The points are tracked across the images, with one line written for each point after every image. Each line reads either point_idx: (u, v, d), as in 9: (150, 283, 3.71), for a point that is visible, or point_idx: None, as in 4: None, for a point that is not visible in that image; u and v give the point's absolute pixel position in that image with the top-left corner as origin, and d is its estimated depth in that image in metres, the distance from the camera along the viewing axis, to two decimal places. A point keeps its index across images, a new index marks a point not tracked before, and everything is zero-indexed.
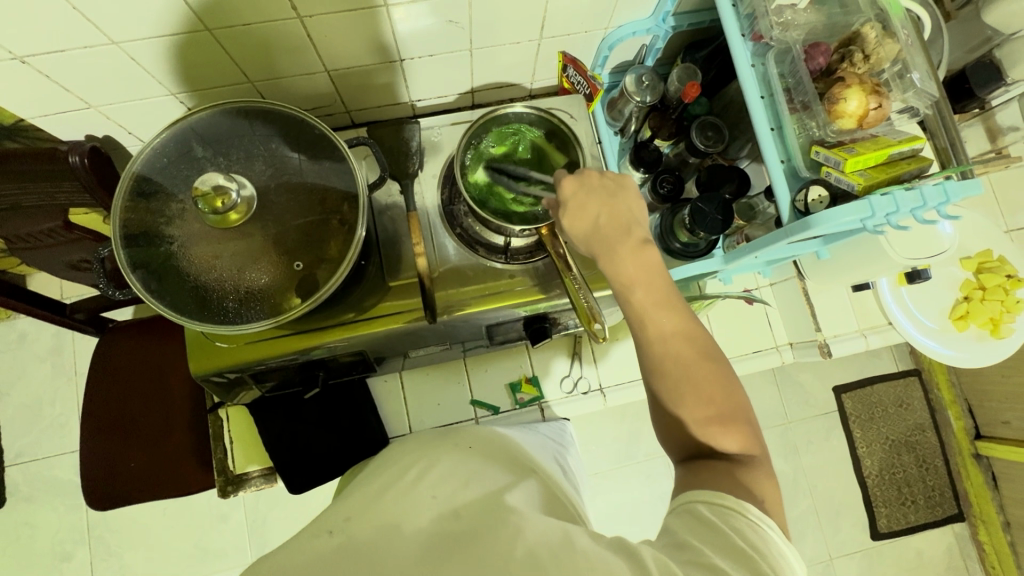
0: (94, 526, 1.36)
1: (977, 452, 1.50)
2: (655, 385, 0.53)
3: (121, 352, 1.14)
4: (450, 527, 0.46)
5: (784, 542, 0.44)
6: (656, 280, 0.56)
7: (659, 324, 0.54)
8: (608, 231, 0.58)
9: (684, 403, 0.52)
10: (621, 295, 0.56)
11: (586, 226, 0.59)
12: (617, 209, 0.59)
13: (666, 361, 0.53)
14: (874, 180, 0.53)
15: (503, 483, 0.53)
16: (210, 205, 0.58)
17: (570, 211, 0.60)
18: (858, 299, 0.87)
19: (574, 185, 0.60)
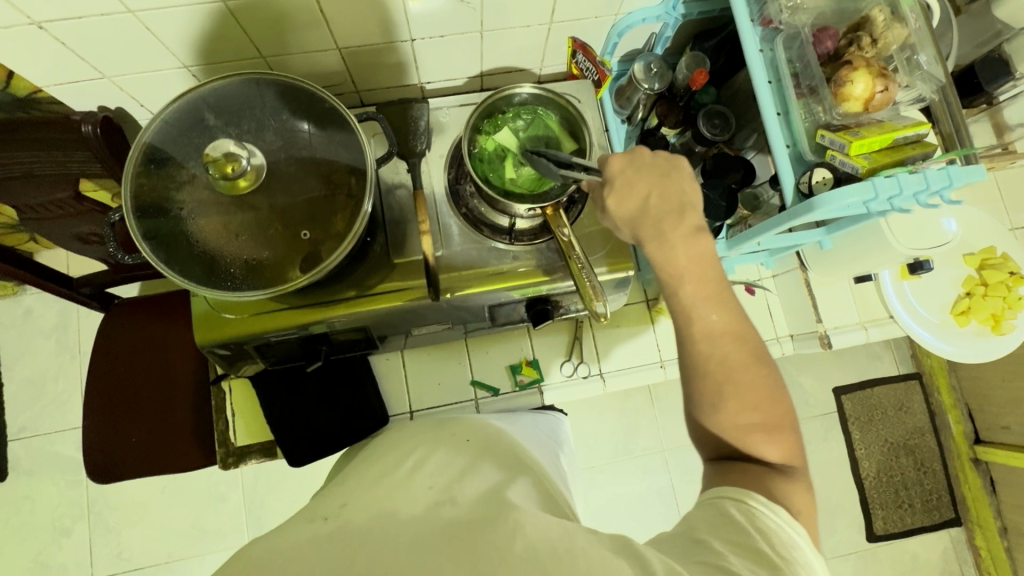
0: (94, 502, 1.37)
1: (976, 457, 1.50)
2: (697, 382, 0.54)
3: (125, 328, 1.15)
4: (447, 520, 0.47)
5: (808, 544, 0.46)
6: (706, 274, 0.56)
7: (707, 319, 0.54)
8: (659, 212, 0.58)
9: (728, 405, 0.53)
10: (667, 284, 0.56)
11: (634, 208, 0.59)
12: (669, 188, 0.58)
13: (711, 360, 0.53)
14: (878, 163, 0.53)
15: (500, 479, 0.54)
16: (221, 170, 0.59)
17: (617, 190, 0.59)
18: (859, 290, 0.87)
19: (623, 163, 0.60)
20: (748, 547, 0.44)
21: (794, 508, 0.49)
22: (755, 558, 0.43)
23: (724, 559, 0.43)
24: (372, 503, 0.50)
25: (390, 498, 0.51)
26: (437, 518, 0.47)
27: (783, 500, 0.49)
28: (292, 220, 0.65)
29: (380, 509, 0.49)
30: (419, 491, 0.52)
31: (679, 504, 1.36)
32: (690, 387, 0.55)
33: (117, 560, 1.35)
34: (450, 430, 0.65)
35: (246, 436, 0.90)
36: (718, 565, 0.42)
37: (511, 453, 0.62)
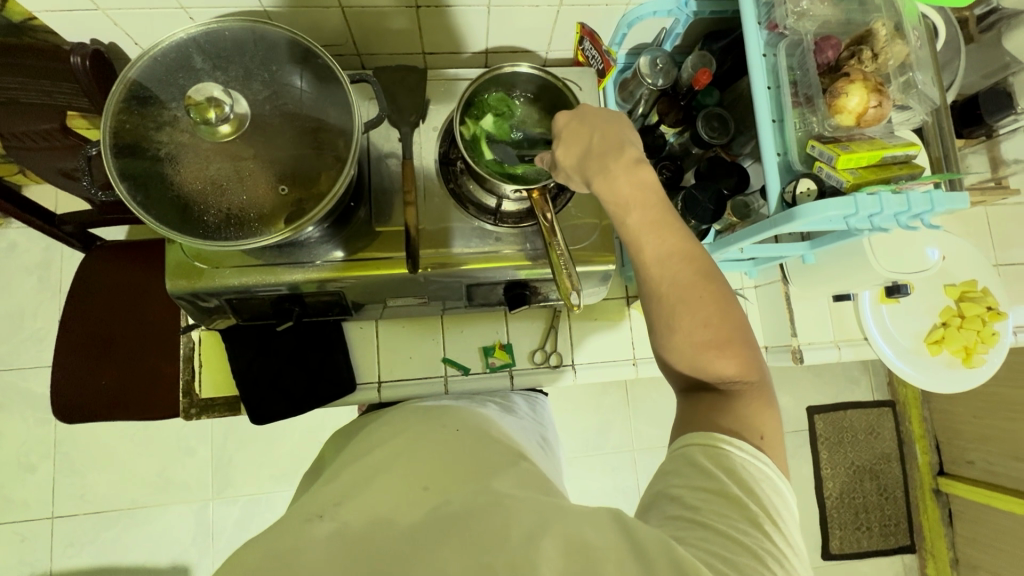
0: (61, 442, 1.37)
1: (938, 488, 1.52)
2: (652, 307, 0.53)
3: (107, 271, 1.14)
4: (440, 512, 0.47)
5: (773, 470, 0.47)
6: (651, 201, 0.54)
7: (655, 244, 0.53)
8: (600, 150, 0.56)
9: (680, 326, 0.52)
10: (615, 216, 0.55)
11: (579, 149, 0.57)
12: (610, 127, 0.57)
13: (662, 283, 0.52)
14: (863, 179, 0.53)
15: (486, 472, 0.54)
16: (201, 114, 0.58)
17: (563, 137, 0.58)
18: (837, 308, 0.88)
19: (569, 117, 0.59)
20: (719, 493, 0.44)
21: (759, 434, 0.50)
22: (728, 504, 0.44)
23: (697, 514, 0.43)
24: (367, 503, 0.50)
25: (384, 497, 0.51)
26: (434, 518, 0.47)
27: (747, 429, 0.50)
28: (271, 171, 0.63)
29: (377, 513, 0.48)
30: (414, 492, 0.51)
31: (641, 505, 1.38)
32: (646, 315, 0.55)
33: (79, 501, 1.35)
34: (442, 421, 0.66)
35: (211, 389, 0.89)
36: (692, 521, 0.43)
37: (490, 443, 0.61)
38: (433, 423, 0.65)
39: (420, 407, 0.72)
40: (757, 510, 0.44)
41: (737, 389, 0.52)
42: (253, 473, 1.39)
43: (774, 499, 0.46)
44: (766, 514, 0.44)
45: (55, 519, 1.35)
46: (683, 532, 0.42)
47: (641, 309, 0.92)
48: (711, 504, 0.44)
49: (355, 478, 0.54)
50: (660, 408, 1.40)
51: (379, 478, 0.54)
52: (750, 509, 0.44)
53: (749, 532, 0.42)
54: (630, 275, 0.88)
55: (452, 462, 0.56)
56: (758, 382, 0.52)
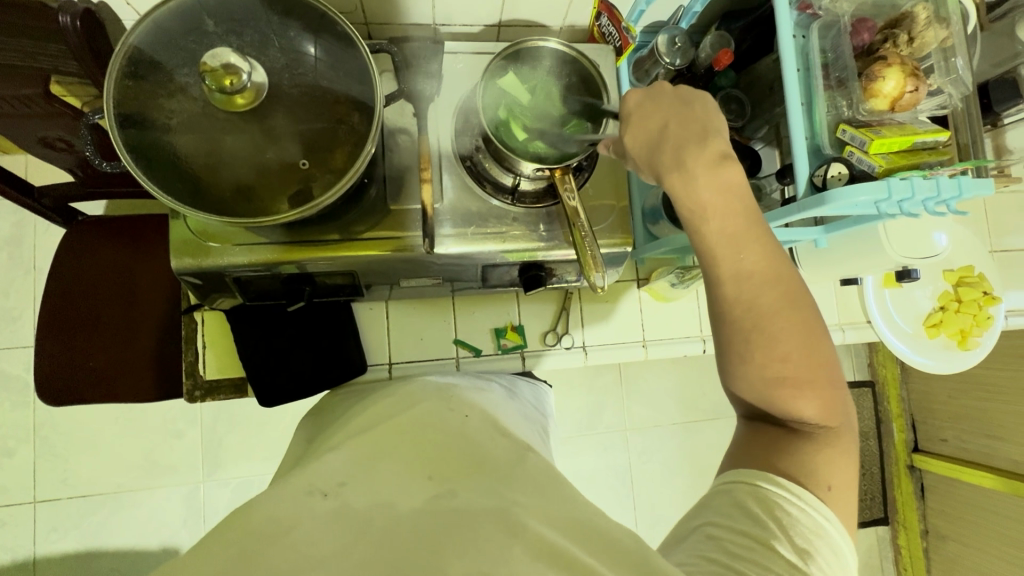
0: (41, 425, 1.32)
1: (912, 464, 1.60)
2: (725, 329, 0.54)
3: (92, 247, 1.08)
4: (441, 506, 0.48)
5: (829, 522, 0.49)
6: (731, 207, 0.53)
7: (733, 256, 0.52)
8: (680, 144, 0.54)
9: (754, 354, 0.52)
10: (689, 219, 0.54)
11: (653, 143, 0.56)
12: (690, 120, 0.55)
13: (739, 300, 0.52)
14: (896, 164, 0.54)
15: (494, 465, 0.54)
16: (217, 82, 0.55)
17: (632, 124, 0.57)
18: (843, 293, 0.89)
19: (642, 98, 0.58)
20: (759, 541, 0.47)
21: (825, 484, 0.51)
22: (765, 551, 0.46)
23: (732, 557, 0.46)
24: (371, 485, 0.51)
25: (388, 483, 0.51)
26: (434, 512, 0.47)
27: (809, 474, 0.51)
28: (288, 145, 0.61)
29: (380, 497, 0.49)
30: (417, 480, 0.51)
31: (635, 482, 1.41)
32: (719, 333, 0.54)
33: (63, 485, 1.31)
34: (450, 404, 0.66)
35: (216, 370, 0.86)
36: (725, 562, 0.45)
37: (500, 433, 0.61)
38: (442, 409, 0.64)
39: (432, 386, 0.71)
40: (794, 559, 0.46)
41: (811, 430, 0.53)
42: (244, 455, 1.36)
43: (824, 550, 0.48)
44: (806, 567, 0.46)
45: (38, 504, 1.30)
46: (712, 572, 0.45)
47: (651, 291, 0.93)
48: (746, 549, 0.46)
49: (361, 457, 0.55)
50: (654, 388, 1.42)
51: (384, 464, 0.54)
52: (788, 559, 0.46)
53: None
54: (641, 256, 0.88)
55: (461, 451, 0.56)
56: (831, 423, 0.53)
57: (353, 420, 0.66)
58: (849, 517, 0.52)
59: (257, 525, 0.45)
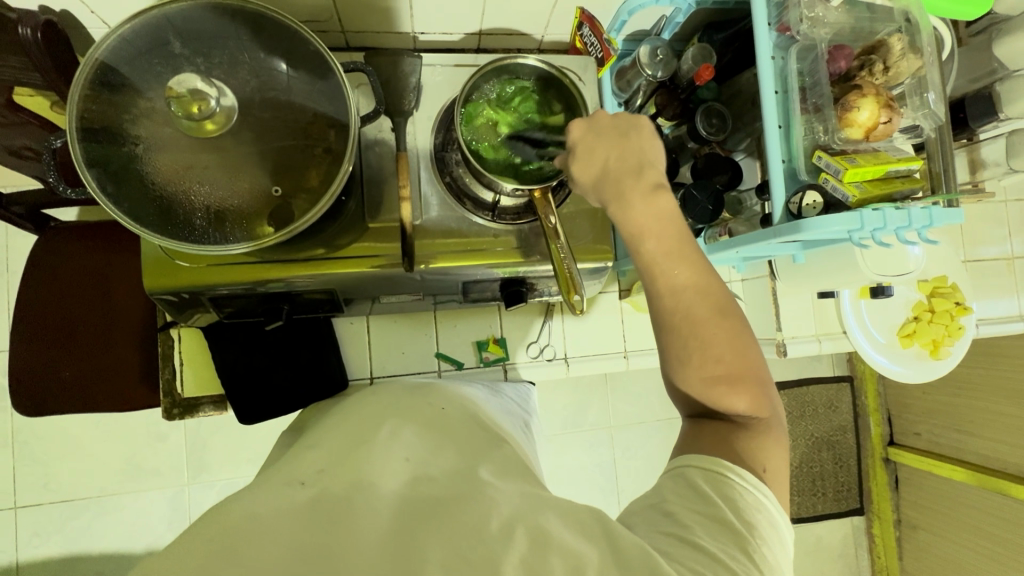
0: (19, 431, 1.30)
1: (887, 457, 1.63)
2: (665, 339, 0.54)
3: (64, 254, 1.05)
4: (421, 491, 0.46)
5: (771, 502, 0.48)
6: (669, 229, 0.54)
7: (671, 276, 0.53)
8: (618, 173, 0.56)
9: (692, 362, 0.53)
10: (630, 244, 0.55)
11: (594, 169, 0.56)
12: (628, 151, 0.56)
13: (677, 317, 0.53)
14: (869, 194, 0.54)
15: (472, 459, 0.52)
16: (184, 109, 0.54)
17: (579, 154, 0.57)
18: (821, 304, 0.91)
19: (583, 130, 0.58)
20: (714, 519, 0.45)
21: (762, 466, 0.51)
22: (721, 529, 0.44)
23: (689, 533, 0.43)
24: (348, 469, 0.49)
25: (369, 462, 0.50)
26: (411, 498, 0.45)
27: (751, 460, 0.51)
28: (259, 173, 0.59)
29: (356, 477, 0.47)
30: (393, 461, 0.50)
31: (619, 481, 1.43)
32: (658, 348, 0.55)
33: (44, 490, 1.30)
34: (425, 398, 0.63)
35: (194, 389, 0.87)
36: (681, 538, 0.43)
37: (479, 427, 0.60)
38: (419, 405, 0.61)
39: (407, 385, 0.67)
40: (747, 535, 0.44)
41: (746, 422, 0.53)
42: (225, 459, 1.35)
43: (767, 528, 0.46)
44: (759, 545, 0.44)
45: (18, 510, 1.29)
46: (671, 547, 0.42)
47: (632, 302, 0.93)
48: (706, 528, 0.44)
49: (338, 450, 0.52)
50: (636, 388, 1.43)
51: (372, 440, 0.53)
52: (742, 537, 0.44)
53: (738, 559, 0.42)
54: (623, 268, 0.88)
55: (440, 445, 0.54)
56: (765, 416, 0.54)
57: (326, 417, 0.64)
58: (783, 499, 0.51)
59: (223, 519, 0.43)
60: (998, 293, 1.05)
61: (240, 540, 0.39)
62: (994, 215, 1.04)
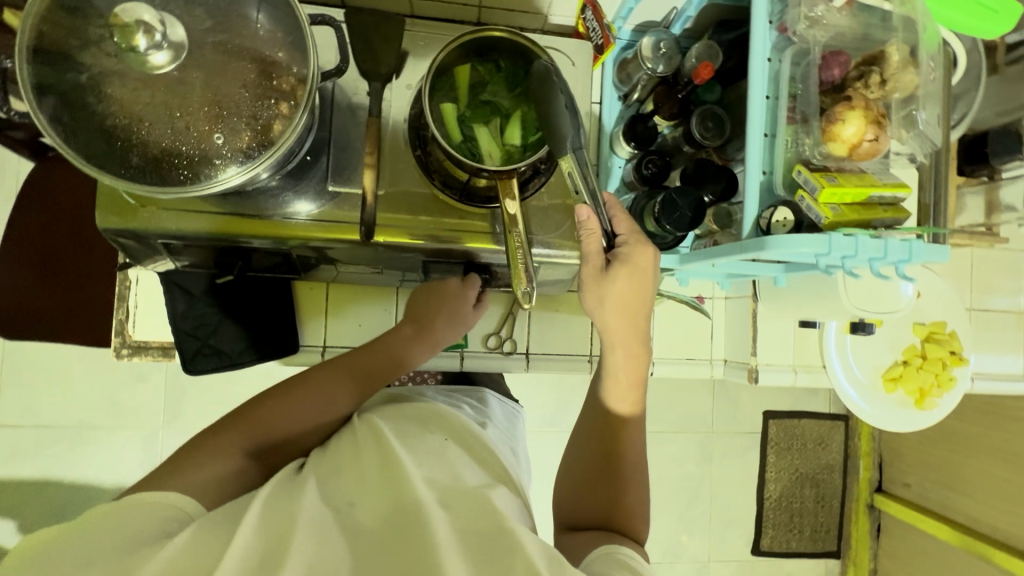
0: (9, 352, 1.32)
1: (872, 504, 1.55)
2: (593, 457, 0.67)
3: (57, 184, 1.06)
4: (468, 522, 0.49)
5: None
6: (634, 386, 0.71)
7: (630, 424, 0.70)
8: (631, 323, 0.70)
9: (613, 485, 0.65)
10: (608, 388, 0.71)
11: (619, 306, 0.69)
12: (642, 307, 0.70)
13: (611, 450, 0.68)
14: (844, 218, 0.49)
15: (485, 481, 0.57)
16: (126, 39, 0.50)
17: (617, 284, 0.68)
18: (801, 332, 0.87)
19: (638, 264, 0.68)
20: None
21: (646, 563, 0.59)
22: None
23: None
24: (384, 492, 0.52)
25: (405, 480, 0.52)
26: (460, 529, 0.48)
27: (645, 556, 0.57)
28: (201, 114, 0.56)
29: (400, 501, 0.50)
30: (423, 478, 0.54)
31: None
32: (592, 459, 0.67)
33: (24, 414, 1.32)
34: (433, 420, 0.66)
35: None
36: None
37: (485, 453, 0.63)
38: (423, 433, 0.63)
39: (420, 405, 0.69)
40: None
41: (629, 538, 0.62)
42: (204, 406, 1.36)
43: None
44: None
45: None
46: None
47: None
48: None
49: (366, 476, 0.54)
50: None
51: (393, 458, 0.55)
52: None
53: None
54: None
55: (444, 467, 0.57)
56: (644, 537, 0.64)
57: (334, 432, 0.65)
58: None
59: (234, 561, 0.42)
60: (1006, 348, 0.98)
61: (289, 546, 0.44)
62: (1011, 263, 0.97)
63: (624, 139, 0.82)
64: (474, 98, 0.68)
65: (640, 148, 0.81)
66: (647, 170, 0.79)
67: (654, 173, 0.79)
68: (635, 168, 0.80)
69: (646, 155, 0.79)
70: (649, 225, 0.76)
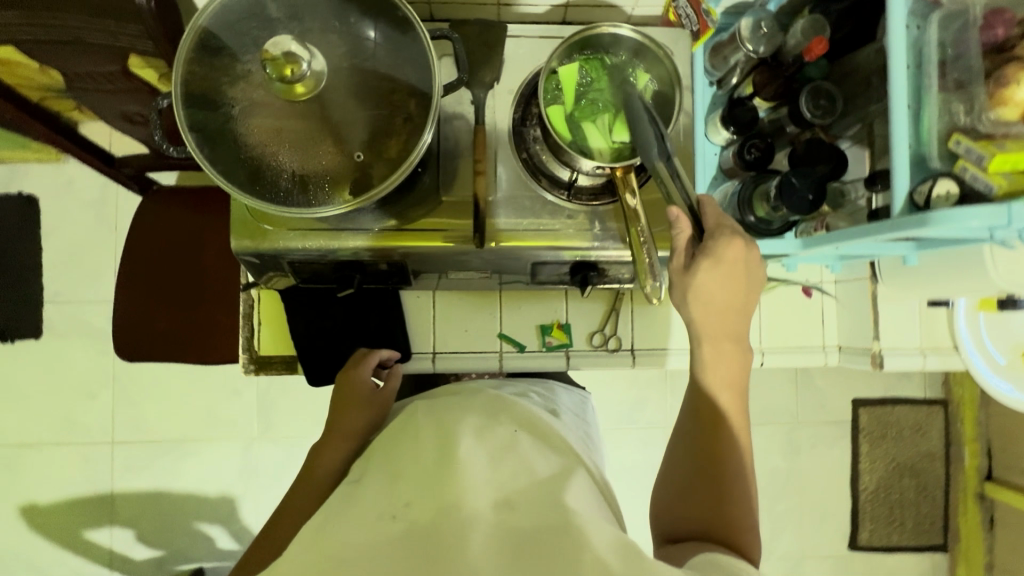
0: (120, 374, 1.42)
1: (982, 492, 1.41)
2: (689, 470, 0.53)
3: (160, 213, 1.13)
4: (517, 524, 0.45)
5: None
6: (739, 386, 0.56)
7: (732, 425, 0.55)
8: (730, 314, 0.57)
9: (720, 499, 0.51)
10: (702, 391, 0.55)
11: (709, 297, 0.56)
12: (742, 300, 0.57)
13: (718, 461, 0.53)
14: (1021, 185, 0.46)
15: (550, 471, 0.52)
16: (278, 71, 0.53)
17: (710, 272, 0.56)
18: (930, 314, 0.83)
19: (736, 256, 0.57)
20: None
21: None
22: None
23: None
24: (429, 490, 0.48)
25: (458, 484, 0.47)
26: (506, 532, 0.44)
27: None
28: (335, 136, 0.59)
29: (444, 501, 0.46)
30: (477, 478, 0.48)
31: None
32: (689, 474, 0.53)
33: (135, 430, 1.42)
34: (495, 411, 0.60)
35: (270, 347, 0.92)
36: None
37: (547, 447, 0.57)
38: (492, 423, 0.57)
39: (485, 396, 0.63)
40: None
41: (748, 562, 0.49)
42: (295, 417, 1.42)
43: None
44: None
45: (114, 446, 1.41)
46: None
47: None
48: None
49: (415, 473, 0.50)
50: None
51: (454, 454, 0.50)
52: None
53: None
54: None
55: (498, 457, 0.52)
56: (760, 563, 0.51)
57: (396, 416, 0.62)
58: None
59: None
60: None
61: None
62: None
63: (722, 123, 0.80)
64: (578, 96, 0.68)
65: (741, 133, 0.78)
66: (749, 155, 0.76)
67: (758, 157, 0.75)
68: (737, 154, 0.76)
69: (748, 140, 0.76)
70: (760, 210, 0.75)
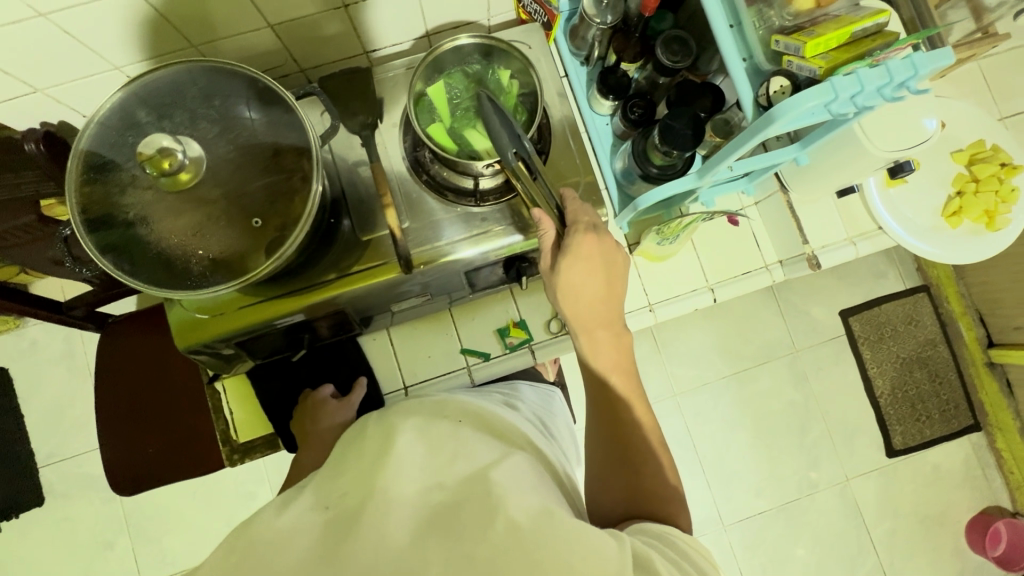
0: (132, 515, 1.36)
1: (991, 361, 1.44)
2: (607, 450, 0.60)
3: (123, 343, 1.15)
4: (440, 497, 0.49)
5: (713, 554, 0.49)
6: (623, 363, 0.64)
7: (627, 400, 0.62)
8: (599, 302, 0.65)
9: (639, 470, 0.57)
10: (594, 376, 0.64)
11: (574, 292, 0.65)
12: (610, 287, 0.66)
13: (633, 435, 0.60)
14: (837, 61, 0.51)
15: (483, 453, 0.55)
16: (157, 168, 0.57)
17: (574, 266, 0.65)
18: (845, 204, 0.87)
19: (588, 247, 0.65)
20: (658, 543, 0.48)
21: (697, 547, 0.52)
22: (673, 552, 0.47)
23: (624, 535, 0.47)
24: (367, 481, 0.52)
25: (392, 471, 0.52)
26: (427, 508, 0.48)
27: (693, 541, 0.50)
28: (235, 212, 0.62)
29: (376, 486, 0.50)
30: (412, 470, 0.53)
31: (697, 447, 1.41)
32: (607, 451, 0.60)
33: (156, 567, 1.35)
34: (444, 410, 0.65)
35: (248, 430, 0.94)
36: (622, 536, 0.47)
37: (493, 432, 0.62)
38: (436, 420, 0.62)
39: (431, 400, 0.68)
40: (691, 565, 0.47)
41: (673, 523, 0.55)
42: None
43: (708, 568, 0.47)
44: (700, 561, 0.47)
45: None
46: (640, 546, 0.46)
47: (644, 254, 0.88)
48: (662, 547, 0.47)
49: (360, 470, 0.54)
50: (692, 347, 1.43)
51: (392, 446, 0.56)
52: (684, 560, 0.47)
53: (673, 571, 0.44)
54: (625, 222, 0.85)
55: (438, 446, 0.56)
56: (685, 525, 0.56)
57: (349, 436, 0.66)
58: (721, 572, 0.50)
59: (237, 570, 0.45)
60: None
61: (251, 556, 0.46)
62: None
63: (599, 94, 0.84)
64: (455, 109, 0.73)
65: (620, 97, 0.82)
66: (634, 114, 0.80)
67: (642, 115, 0.80)
68: (623, 117, 0.81)
69: (628, 102, 0.81)
70: (657, 159, 0.77)
